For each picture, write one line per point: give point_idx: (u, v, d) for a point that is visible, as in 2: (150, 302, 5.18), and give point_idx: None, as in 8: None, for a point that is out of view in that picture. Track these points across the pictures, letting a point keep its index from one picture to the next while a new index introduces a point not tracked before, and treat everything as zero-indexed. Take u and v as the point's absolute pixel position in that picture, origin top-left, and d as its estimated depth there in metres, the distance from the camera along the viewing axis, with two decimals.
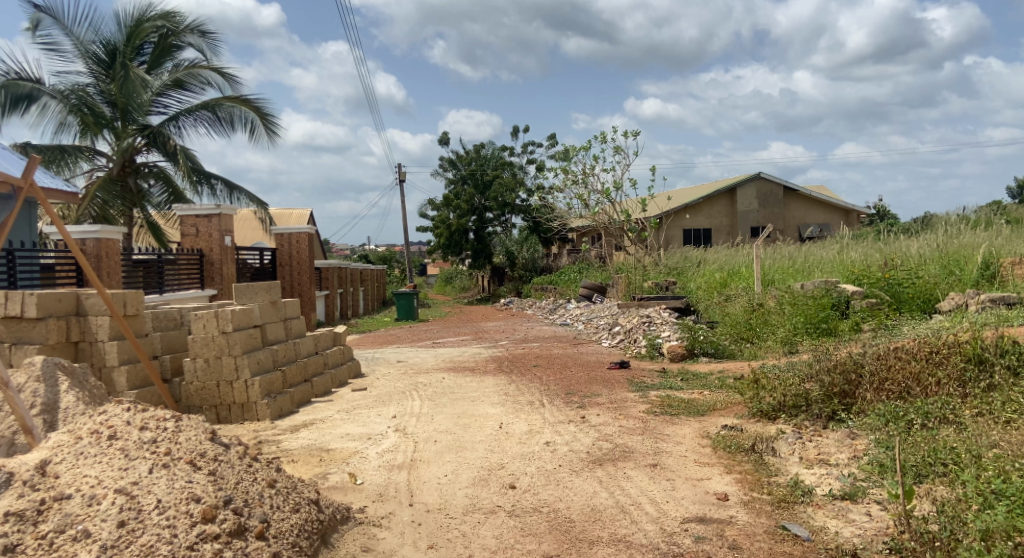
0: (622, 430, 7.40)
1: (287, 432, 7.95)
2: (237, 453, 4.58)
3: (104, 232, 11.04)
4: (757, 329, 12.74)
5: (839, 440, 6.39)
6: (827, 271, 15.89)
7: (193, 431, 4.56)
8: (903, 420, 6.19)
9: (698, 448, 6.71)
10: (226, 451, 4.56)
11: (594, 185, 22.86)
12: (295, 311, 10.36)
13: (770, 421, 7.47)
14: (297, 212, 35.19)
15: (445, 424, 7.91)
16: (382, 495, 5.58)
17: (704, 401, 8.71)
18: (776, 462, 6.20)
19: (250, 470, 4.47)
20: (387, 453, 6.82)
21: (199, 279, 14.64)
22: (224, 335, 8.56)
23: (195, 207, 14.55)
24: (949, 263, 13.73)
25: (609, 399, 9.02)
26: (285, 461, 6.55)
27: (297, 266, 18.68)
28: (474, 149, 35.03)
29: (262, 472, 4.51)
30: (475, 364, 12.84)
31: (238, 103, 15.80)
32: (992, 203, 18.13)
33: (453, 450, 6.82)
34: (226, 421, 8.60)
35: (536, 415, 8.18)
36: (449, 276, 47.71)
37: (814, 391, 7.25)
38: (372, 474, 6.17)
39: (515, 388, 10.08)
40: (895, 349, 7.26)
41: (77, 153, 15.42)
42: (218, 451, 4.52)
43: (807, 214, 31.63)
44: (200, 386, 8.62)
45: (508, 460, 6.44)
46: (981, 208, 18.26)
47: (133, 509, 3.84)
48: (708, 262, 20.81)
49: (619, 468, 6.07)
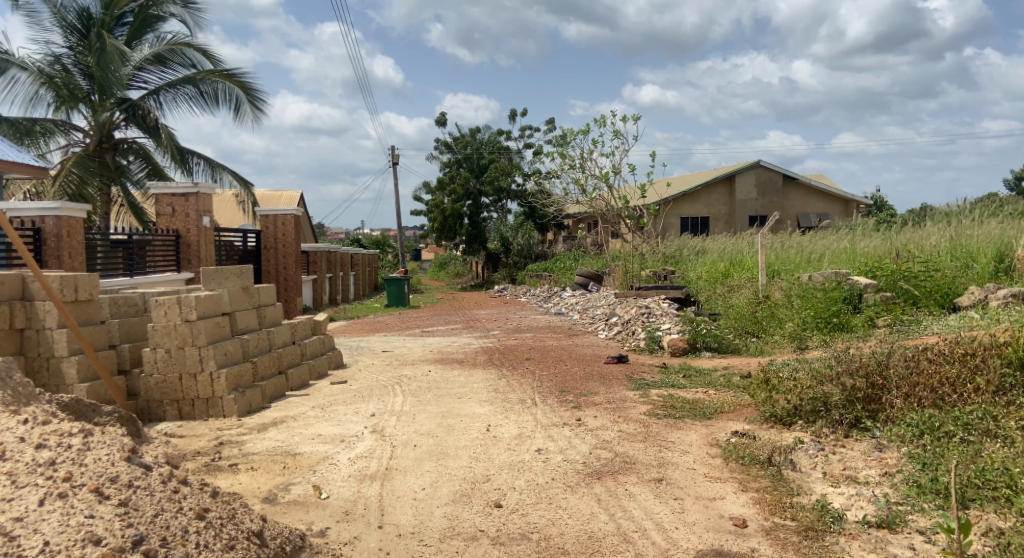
0: (622, 435, 6.68)
1: (253, 432, 7.21)
2: (163, 475, 3.86)
3: (65, 209, 10.22)
4: (763, 322, 11.91)
5: (866, 453, 5.72)
6: (836, 263, 15.15)
7: (105, 450, 3.82)
8: (939, 431, 5.51)
9: (708, 459, 5.98)
10: (146, 473, 3.81)
11: (591, 170, 22.05)
12: (269, 298, 9.58)
13: (785, 427, 6.76)
14: (287, 193, 34.28)
15: (427, 425, 7.20)
16: (348, 514, 4.85)
17: (710, 402, 8.00)
18: (796, 479, 5.47)
19: (174, 498, 3.74)
20: (360, 459, 6.10)
21: (175, 261, 13.83)
22: (188, 324, 7.83)
23: (170, 186, 13.77)
24: (962, 254, 13.07)
25: (606, 399, 8.30)
26: (243, 469, 5.78)
27: (282, 249, 17.89)
28: (470, 132, 34.38)
29: (190, 498, 3.80)
30: (464, 355, 12.13)
31: (222, 78, 14.91)
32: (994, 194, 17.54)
33: (433, 458, 6.10)
34: (189, 418, 7.88)
35: (528, 416, 7.47)
36: (444, 263, 46.95)
37: (834, 395, 6.50)
38: (340, 486, 5.44)
39: (506, 383, 9.38)
40: (925, 351, 6.54)
41: (51, 128, 14.57)
42: (139, 474, 3.81)
43: (809, 204, 30.89)
44: (162, 379, 7.88)
45: (495, 471, 5.71)
46: (984, 200, 17.65)
47: (11, 555, 3.16)
48: (709, 251, 20.05)
49: (620, 483, 5.36)
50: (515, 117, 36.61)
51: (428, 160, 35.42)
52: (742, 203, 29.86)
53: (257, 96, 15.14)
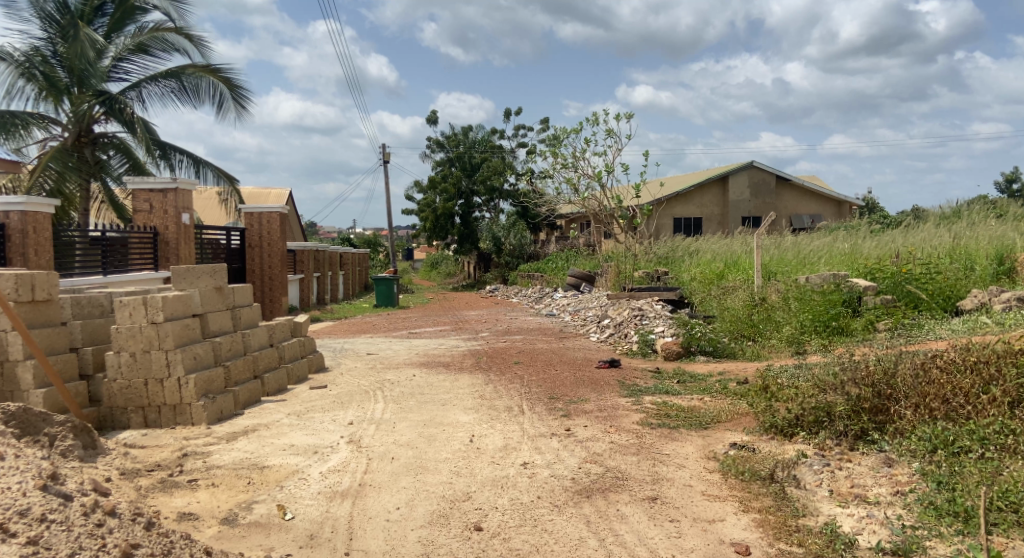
0: (613, 448, 6.25)
1: (221, 442, 6.76)
2: (86, 506, 3.82)
3: (30, 204, 9.74)
4: (760, 326, 11.47)
5: (875, 469, 5.34)
6: (833, 264, 14.82)
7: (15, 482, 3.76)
8: (954, 447, 5.12)
9: (705, 475, 5.56)
10: (66, 507, 3.74)
11: (583, 169, 21.61)
12: (246, 298, 9.13)
13: (786, 438, 6.35)
14: (276, 191, 33.77)
15: (407, 435, 6.78)
16: (313, 538, 4.50)
17: (707, 410, 7.58)
18: (800, 497, 5.05)
19: (96, 535, 3.66)
20: (332, 474, 5.66)
21: (153, 260, 13.33)
22: (154, 326, 7.38)
23: (149, 180, 13.26)
24: (962, 256, 12.66)
25: (598, 406, 7.86)
26: (203, 486, 5.33)
27: (267, 248, 17.40)
28: (463, 131, 33.97)
29: (116, 534, 3.72)
30: (451, 358, 11.70)
31: (206, 73, 14.42)
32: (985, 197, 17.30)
33: (411, 472, 5.67)
34: (155, 426, 7.44)
35: (514, 426, 7.05)
36: (435, 262, 46.55)
37: (838, 405, 6.10)
38: (307, 504, 5.02)
39: (493, 389, 8.95)
40: (936, 357, 6.10)
41: (29, 120, 14.06)
42: (58, 506, 3.74)
43: (802, 205, 30.62)
44: (125, 384, 7.43)
45: (477, 488, 5.29)
46: (975, 202, 17.38)
47: None
48: (701, 252, 19.68)
49: (611, 503, 4.96)
50: (509, 116, 36.21)
51: (420, 159, 34.98)
52: (735, 203, 29.55)
53: (242, 92, 14.64)
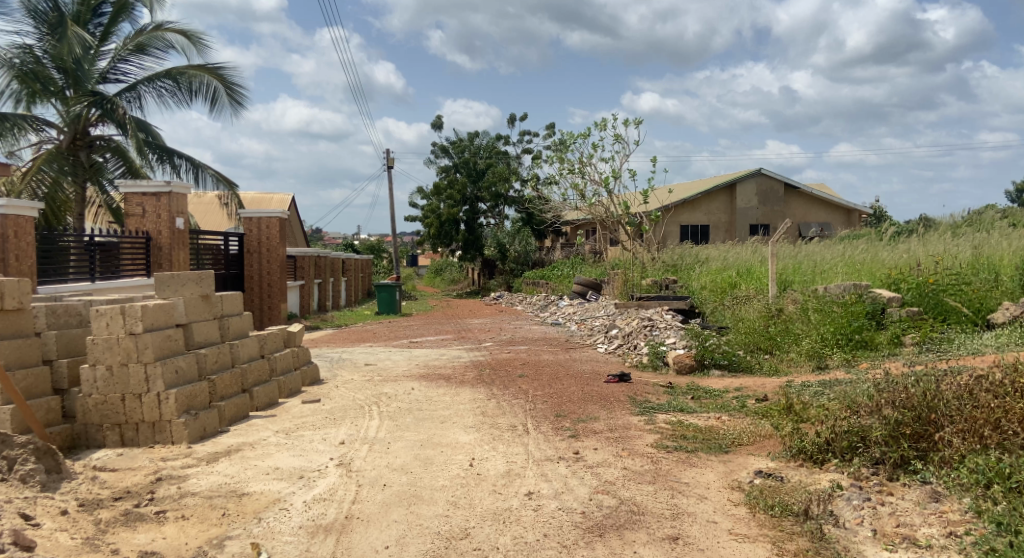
0: (627, 476, 5.69)
1: (201, 464, 6.22)
2: None
3: (13, 206, 9.26)
4: (778, 339, 10.79)
5: (921, 505, 4.79)
6: (848, 274, 14.25)
7: None
8: (1011, 481, 4.53)
9: (730, 508, 5.00)
10: None
11: (590, 175, 21.07)
12: (235, 307, 8.61)
13: (817, 465, 5.77)
14: (278, 196, 33.29)
15: (402, 458, 6.24)
16: None
17: (727, 430, 7.00)
18: (840, 538, 4.49)
19: None
20: (316, 504, 5.11)
21: (145, 266, 12.78)
22: (132, 337, 6.86)
23: (140, 183, 12.69)
24: (984, 267, 12.06)
25: (608, 426, 7.31)
26: (171, 519, 4.80)
27: (266, 253, 16.89)
28: (468, 137, 33.54)
29: None
30: (452, 370, 11.15)
31: (199, 71, 13.93)
32: (998, 207, 16.85)
33: (405, 502, 5.13)
34: (132, 444, 6.92)
35: (518, 448, 6.51)
36: (438, 269, 46.09)
37: (876, 429, 5.53)
38: (285, 542, 4.49)
39: (495, 405, 8.40)
40: (985, 380, 5.48)
41: (22, 123, 13.57)
42: None
43: (811, 213, 30.08)
44: (101, 399, 6.91)
45: (476, 522, 4.75)
46: (988, 211, 16.91)
47: None
48: (712, 260, 19.09)
49: (627, 543, 4.43)
50: (515, 122, 35.76)
51: (426, 164, 34.48)
52: (743, 211, 29.04)
53: (237, 91, 14.15)
